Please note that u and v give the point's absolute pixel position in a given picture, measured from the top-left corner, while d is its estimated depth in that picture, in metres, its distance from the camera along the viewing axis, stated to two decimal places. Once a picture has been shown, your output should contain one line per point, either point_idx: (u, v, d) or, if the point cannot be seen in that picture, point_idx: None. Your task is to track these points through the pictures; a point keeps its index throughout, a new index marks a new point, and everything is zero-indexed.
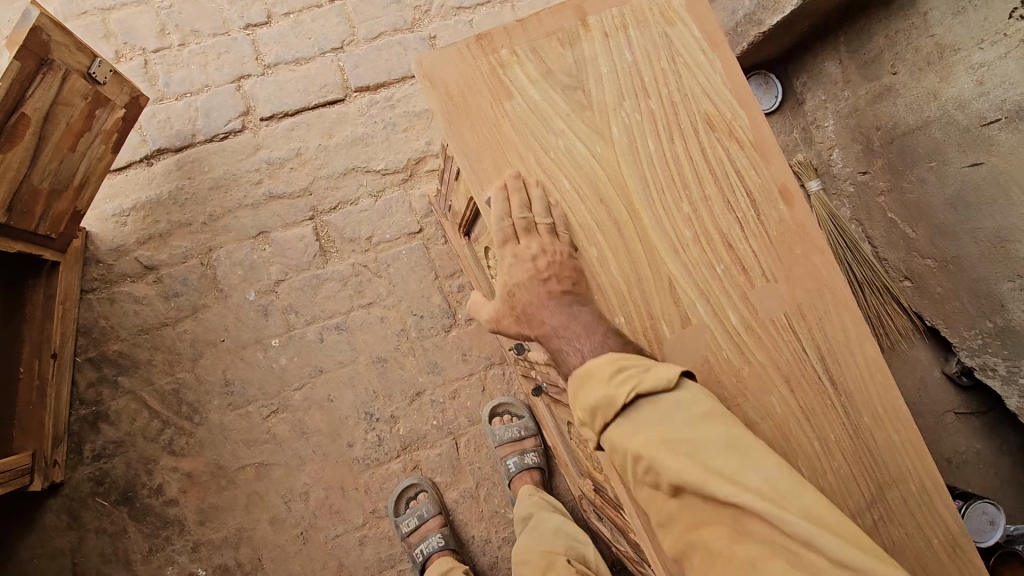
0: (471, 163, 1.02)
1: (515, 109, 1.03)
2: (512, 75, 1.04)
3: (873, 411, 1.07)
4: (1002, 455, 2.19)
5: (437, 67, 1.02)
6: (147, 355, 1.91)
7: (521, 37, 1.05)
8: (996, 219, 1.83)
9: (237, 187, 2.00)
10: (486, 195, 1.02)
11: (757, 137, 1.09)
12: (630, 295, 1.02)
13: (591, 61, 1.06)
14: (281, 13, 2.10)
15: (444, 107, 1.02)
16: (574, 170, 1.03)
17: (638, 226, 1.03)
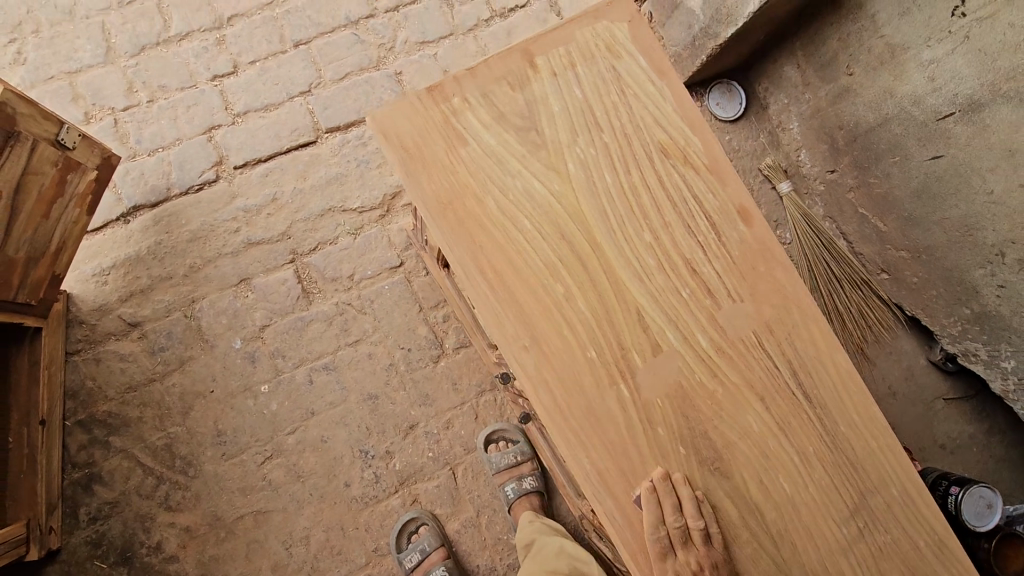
0: (432, 212, 1.05)
1: (470, 154, 1.08)
2: (464, 121, 1.08)
3: (848, 420, 1.11)
4: (994, 436, 2.21)
5: (392, 124, 1.07)
6: (137, 412, 1.90)
7: (471, 84, 1.09)
8: (961, 209, 1.87)
9: (215, 237, 2.01)
10: (451, 240, 1.05)
11: (711, 160, 1.14)
12: (599, 329, 1.07)
13: (544, 102, 1.10)
14: (247, 61, 2.12)
15: (403, 161, 1.06)
16: (532, 209, 1.08)
17: (600, 260, 1.08)
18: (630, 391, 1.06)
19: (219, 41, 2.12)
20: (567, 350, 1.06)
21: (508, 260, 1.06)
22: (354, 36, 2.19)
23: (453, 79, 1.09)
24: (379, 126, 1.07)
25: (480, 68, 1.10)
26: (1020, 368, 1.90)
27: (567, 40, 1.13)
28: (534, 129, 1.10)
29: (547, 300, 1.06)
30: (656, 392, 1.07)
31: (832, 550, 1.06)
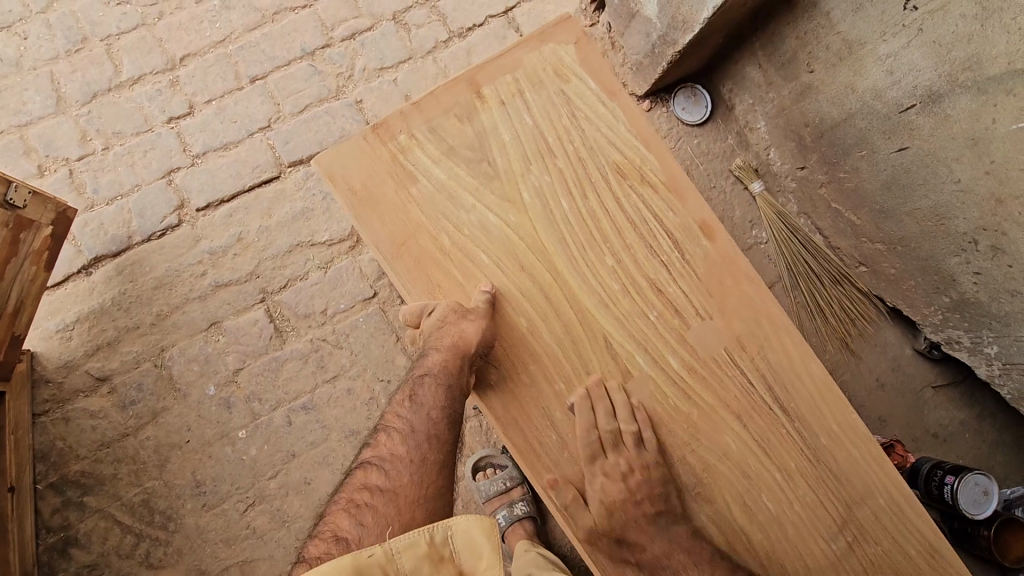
0: (386, 252, 1.02)
1: (419, 191, 1.05)
2: (414, 158, 1.06)
3: (830, 432, 1.08)
4: (985, 420, 2.20)
5: (338, 166, 1.04)
6: (111, 469, 1.84)
7: (417, 119, 1.07)
8: (931, 198, 1.86)
9: (181, 282, 1.97)
10: (407, 280, 1.03)
11: (669, 177, 1.11)
12: (566, 360, 1.04)
13: (492, 131, 1.08)
14: (202, 101, 2.08)
15: (352, 204, 1.03)
16: (488, 242, 1.05)
17: (562, 289, 1.05)
18: None
19: (173, 82, 2.08)
20: (534, 386, 1.03)
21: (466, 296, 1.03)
22: (311, 68, 2.16)
23: (397, 115, 1.07)
24: (326, 167, 1.04)
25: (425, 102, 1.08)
26: (1003, 353, 1.89)
27: (513, 67, 1.11)
28: (485, 159, 1.07)
29: (511, 335, 1.04)
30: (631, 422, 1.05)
31: (821, 567, 1.05)
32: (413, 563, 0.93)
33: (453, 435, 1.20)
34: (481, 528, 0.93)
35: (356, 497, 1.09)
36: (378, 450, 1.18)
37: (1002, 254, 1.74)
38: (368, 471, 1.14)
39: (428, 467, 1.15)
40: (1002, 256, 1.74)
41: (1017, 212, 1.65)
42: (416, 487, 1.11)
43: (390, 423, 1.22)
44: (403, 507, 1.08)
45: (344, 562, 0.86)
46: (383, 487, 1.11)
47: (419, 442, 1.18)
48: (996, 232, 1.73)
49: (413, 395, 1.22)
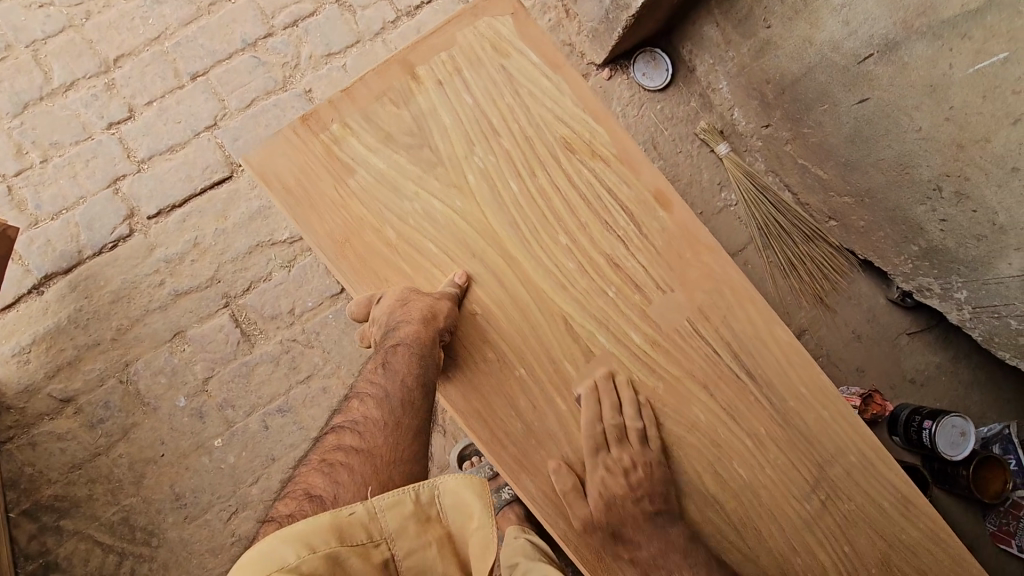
0: (330, 249, 0.98)
1: (358, 183, 1.00)
2: (349, 148, 1.00)
3: (799, 395, 1.07)
4: (961, 362, 2.22)
5: (269, 164, 0.99)
6: (86, 490, 1.80)
7: (350, 109, 1.02)
8: (894, 147, 1.84)
9: (140, 293, 1.90)
10: (355, 274, 0.98)
11: (620, 150, 1.07)
12: (525, 344, 1.01)
13: (431, 115, 1.03)
14: (142, 103, 1.99)
15: (288, 203, 0.98)
16: (435, 230, 1.01)
17: (517, 273, 1.02)
18: (568, 405, 1.01)
19: (109, 85, 1.98)
20: (496, 374, 1.00)
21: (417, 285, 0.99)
22: (255, 59, 2.06)
23: (329, 104, 1.01)
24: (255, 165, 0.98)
25: (358, 90, 1.02)
26: (972, 298, 1.90)
27: (447, 44, 1.05)
28: (427, 144, 1.02)
29: (468, 324, 1.00)
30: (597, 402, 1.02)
31: (796, 528, 1.05)
32: (397, 522, 0.72)
33: (432, 404, 0.94)
34: (473, 487, 0.74)
35: (327, 459, 0.84)
36: (349, 415, 0.92)
37: (967, 200, 1.73)
38: (338, 433, 0.88)
39: (405, 434, 0.89)
40: (966, 201, 1.73)
41: (977, 156, 1.64)
42: (393, 450, 0.86)
43: (360, 389, 0.96)
44: (379, 470, 0.82)
45: (322, 521, 0.68)
46: (358, 448, 0.85)
47: (393, 406, 0.91)
48: (959, 177, 1.71)
49: (384, 361, 0.93)
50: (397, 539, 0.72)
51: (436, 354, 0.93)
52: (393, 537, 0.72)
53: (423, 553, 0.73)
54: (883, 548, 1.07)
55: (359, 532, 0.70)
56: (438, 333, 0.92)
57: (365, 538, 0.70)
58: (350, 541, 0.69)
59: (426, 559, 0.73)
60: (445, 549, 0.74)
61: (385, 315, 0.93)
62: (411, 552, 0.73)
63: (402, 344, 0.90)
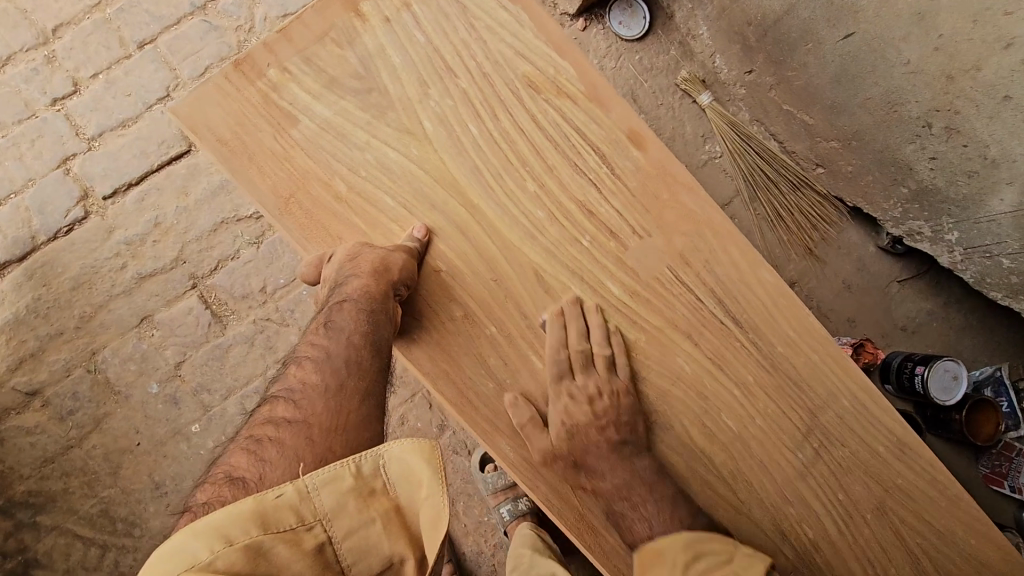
0: (273, 205, 0.94)
1: (302, 133, 0.95)
2: (288, 94, 0.95)
3: (787, 339, 1.02)
4: (957, 306, 2.16)
5: (201, 116, 0.94)
6: (61, 484, 1.75)
7: (290, 51, 0.96)
8: (882, 84, 1.76)
9: (101, 278, 1.81)
10: (298, 229, 0.94)
11: (588, 86, 0.99)
12: (492, 299, 0.96)
13: (379, 55, 0.96)
14: (88, 76, 1.86)
15: (224, 157, 0.93)
16: (393, 183, 0.96)
17: (480, 223, 0.97)
18: (544, 361, 0.96)
19: (50, 58, 1.85)
20: (462, 332, 0.95)
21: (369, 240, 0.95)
22: (206, 24, 1.91)
23: (264, 47, 0.96)
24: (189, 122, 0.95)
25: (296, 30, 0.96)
26: (964, 239, 1.85)
27: None
28: (374, 88, 0.96)
29: (432, 281, 0.96)
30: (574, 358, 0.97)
31: (788, 477, 1.02)
32: (335, 500, 0.68)
33: (378, 365, 0.86)
34: (420, 453, 0.70)
35: (257, 434, 0.77)
36: (287, 381, 0.85)
37: (957, 135, 1.66)
38: (272, 405, 0.81)
39: (348, 396, 0.81)
40: (956, 136, 1.66)
41: (968, 87, 1.57)
42: (333, 417, 0.78)
43: (301, 355, 0.89)
44: (315, 440, 0.75)
45: (241, 509, 0.63)
46: (291, 419, 0.78)
47: (336, 368, 0.84)
48: (949, 111, 1.64)
49: (327, 319, 0.89)
50: (334, 518, 0.67)
51: (391, 310, 0.89)
52: (330, 517, 0.67)
53: (365, 531, 0.68)
54: (878, 494, 1.04)
55: (289, 516, 0.65)
56: (390, 288, 0.88)
57: (296, 523, 0.65)
58: (276, 528, 0.64)
59: (368, 538, 0.68)
60: (391, 523, 0.69)
61: (335, 270, 0.90)
62: (351, 532, 0.68)
63: (351, 299, 0.87)
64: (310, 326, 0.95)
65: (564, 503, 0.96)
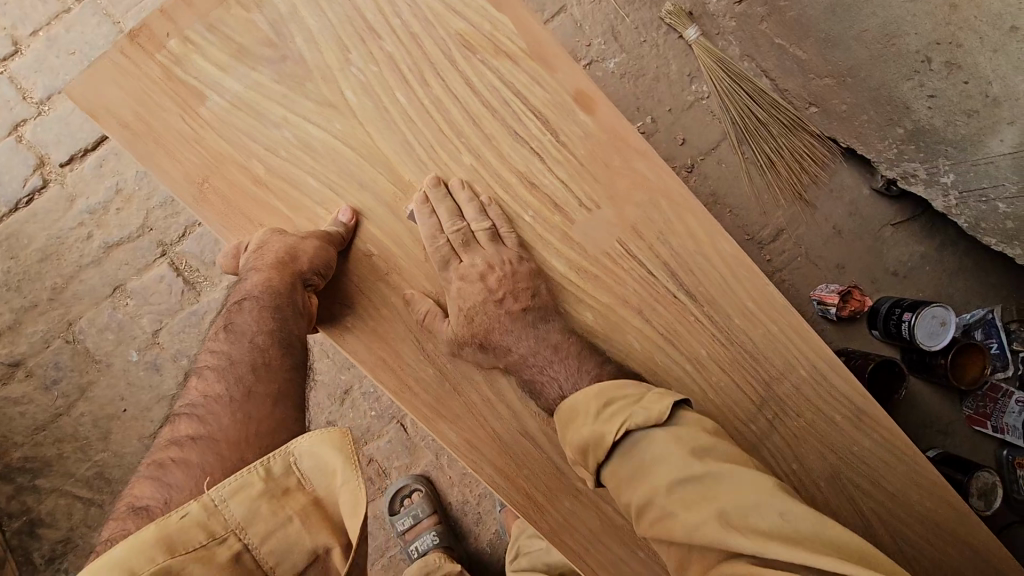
0: (187, 191, 0.98)
1: (212, 112, 0.98)
2: (196, 70, 0.97)
3: (743, 310, 1.03)
4: (956, 246, 2.07)
5: (101, 98, 0.96)
6: (55, 450, 1.81)
7: (192, 17, 0.97)
8: (878, 14, 1.62)
9: (68, 249, 1.78)
10: (215, 214, 0.98)
11: (529, 44, 1.00)
12: (428, 274, 1.00)
13: (293, 18, 0.98)
14: (27, 34, 1.75)
15: (133, 143, 0.97)
16: (319, 165, 0.99)
17: (414, 202, 1.00)
18: (487, 345, 1.01)
19: None
20: (398, 317, 1.00)
21: (292, 225, 1.00)
22: None
23: (165, 17, 0.96)
24: (88, 105, 0.96)
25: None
26: (959, 182, 1.75)
27: None
28: (290, 57, 0.98)
29: (364, 265, 1.00)
30: None
31: (742, 449, 1.04)
32: (246, 507, 0.67)
33: (294, 360, 0.92)
34: (330, 442, 0.70)
35: (159, 458, 0.76)
36: (190, 396, 0.85)
37: (958, 69, 1.52)
38: (174, 424, 0.81)
39: (257, 402, 0.83)
40: (957, 71, 1.52)
41: (973, 16, 1.42)
42: (241, 426, 0.79)
43: (201, 364, 0.90)
44: (224, 455, 0.75)
45: (142, 538, 0.62)
46: (196, 437, 0.78)
47: (241, 375, 0.86)
48: (950, 45, 1.50)
49: (229, 322, 0.94)
50: (248, 526, 0.67)
51: (299, 301, 0.94)
52: (243, 525, 0.67)
53: (284, 531, 0.68)
54: (833, 462, 1.05)
55: (198, 533, 0.65)
56: (294, 278, 0.91)
57: (206, 539, 0.65)
58: (185, 548, 0.64)
59: (289, 536, 0.69)
60: (311, 517, 0.70)
61: (243, 263, 0.96)
62: (268, 536, 0.68)
63: (254, 296, 0.93)
64: (211, 330, 0.98)
65: (516, 478, 1.01)
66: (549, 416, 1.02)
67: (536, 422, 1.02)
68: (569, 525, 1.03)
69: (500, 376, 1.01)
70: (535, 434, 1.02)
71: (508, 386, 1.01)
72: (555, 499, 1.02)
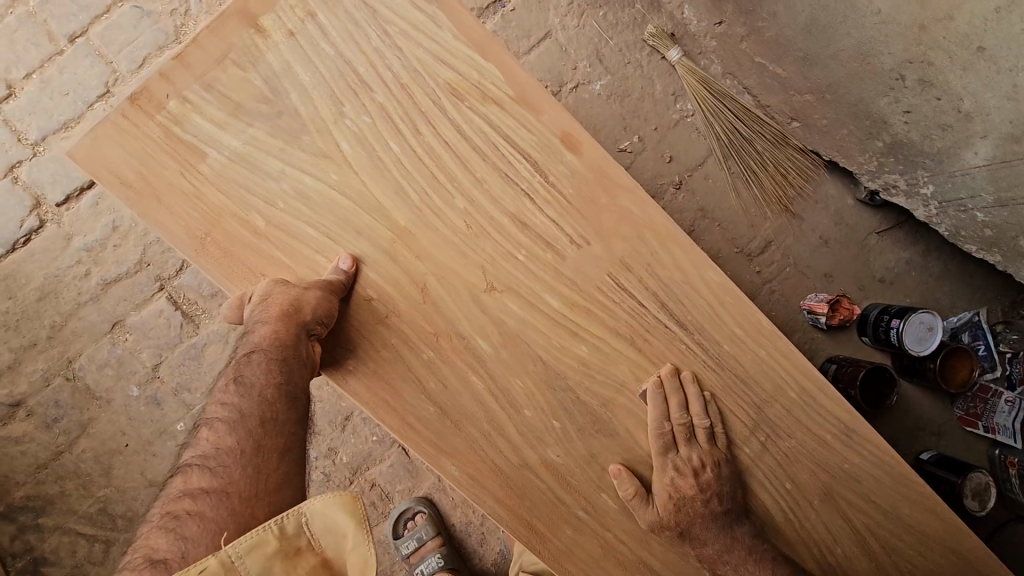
0: (191, 243, 1.01)
1: (211, 167, 1.01)
2: (193, 127, 1.01)
3: (732, 337, 1.07)
4: (940, 252, 2.12)
5: (102, 157, 0.99)
6: (58, 487, 1.81)
7: (188, 76, 1.00)
8: (853, 34, 1.66)
9: (66, 287, 1.80)
10: (218, 265, 1.01)
11: (515, 89, 1.04)
12: (426, 314, 1.04)
13: (286, 73, 1.01)
14: (21, 77, 1.77)
15: (136, 202, 1.00)
16: (315, 215, 1.02)
17: (409, 245, 1.04)
18: (485, 381, 1.05)
19: None
20: (398, 358, 1.03)
21: (294, 273, 1.03)
22: (137, 10, 1.80)
23: (161, 78, 1.00)
24: (89, 163, 1.00)
25: (193, 55, 1.00)
26: (938, 192, 1.80)
27: None
28: (285, 111, 1.02)
29: (363, 309, 1.03)
30: (509, 369, 1.05)
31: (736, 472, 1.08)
32: (260, 566, 0.70)
33: (298, 413, 0.95)
34: (343, 506, 0.74)
35: (173, 509, 0.79)
36: (201, 446, 0.88)
37: (930, 87, 1.57)
38: (186, 475, 0.84)
39: (267, 456, 0.87)
40: (930, 88, 1.57)
41: (941, 38, 1.45)
42: (253, 481, 0.83)
43: (212, 416, 0.92)
44: (236, 510, 0.80)
45: None
46: (209, 490, 0.82)
47: (250, 428, 0.89)
48: (922, 64, 1.54)
49: (238, 374, 0.94)
50: None
51: (304, 351, 0.95)
52: None
53: None
54: (824, 479, 1.09)
55: None
56: (300, 329, 0.94)
57: None
58: None
59: None
60: None
61: (251, 313, 0.97)
62: None
63: (262, 349, 0.93)
64: (219, 381, 0.98)
65: (518, 509, 1.04)
66: (547, 447, 1.06)
67: (535, 453, 1.06)
68: (570, 554, 1.05)
69: (498, 410, 1.05)
70: (535, 466, 1.05)
71: (506, 420, 1.05)
72: (556, 529, 1.05)
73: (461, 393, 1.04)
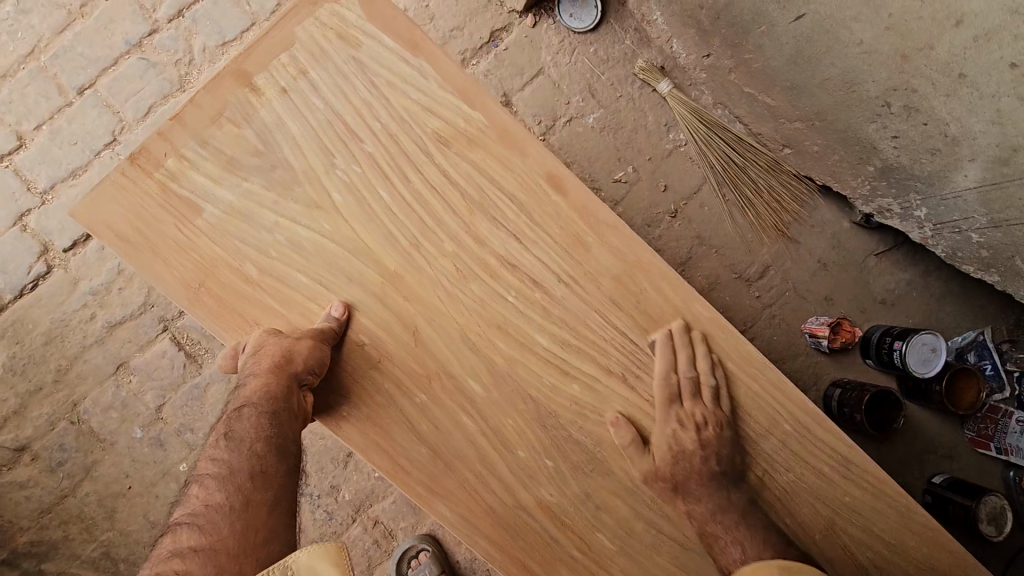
0: (188, 301, 1.05)
1: (206, 221, 1.05)
2: (190, 182, 1.05)
3: (723, 371, 1.08)
4: (941, 273, 2.11)
5: (104, 214, 1.04)
6: (61, 532, 1.81)
7: (186, 134, 1.05)
8: (838, 65, 1.68)
9: (72, 331, 1.83)
10: (216, 318, 1.05)
11: (501, 134, 1.07)
12: (417, 357, 1.06)
13: (278, 127, 1.05)
14: (31, 128, 1.84)
15: (133, 256, 1.04)
16: (308, 262, 1.05)
17: (400, 289, 1.06)
18: (478, 423, 1.06)
19: None
20: (392, 403, 1.05)
21: (290, 323, 1.05)
22: (143, 61, 1.87)
23: (162, 138, 1.05)
24: (92, 221, 1.04)
25: (191, 115, 1.05)
26: (933, 214, 1.81)
27: (287, 45, 1.06)
28: (278, 164, 1.05)
29: (357, 354, 1.05)
30: (501, 410, 1.06)
31: None
32: None
33: (287, 465, 0.96)
34: (326, 556, 0.75)
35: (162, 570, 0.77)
36: (189, 505, 0.88)
37: (916, 113, 1.59)
38: (176, 533, 0.84)
39: (256, 510, 0.88)
40: (917, 114, 1.59)
41: (924, 66, 1.48)
42: (241, 537, 0.84)
43: (202, 472, 0.93)
44: (223, 566, 0.79)
45: None
46: (197, 547, 0.81)
47: (240, 483, 0.90)
48: (907, 91, 1.56)
49: (228, 430, 0.96)
50: None
51: (296, 402, 0.98)
52: None
53: None
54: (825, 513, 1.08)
55: None
56: (293, 380, 0.96)
57: None
58: None
59: None
60: None
61: (244, 365, 1.00)
62: None
63: (253, 403, 0.96)
64: (209, 436, 1.00)
65: (513, 548, 1.05)
66: (541, 487, 1.06)
67: (530, 494, 1.06)
68: None
69: (491, 451, 1.06)
70: (530, 506, 1.06)
71: (499, 460, 1.06)
72: (552, 569, 1.06)
73: (455, 434, 1.06)
